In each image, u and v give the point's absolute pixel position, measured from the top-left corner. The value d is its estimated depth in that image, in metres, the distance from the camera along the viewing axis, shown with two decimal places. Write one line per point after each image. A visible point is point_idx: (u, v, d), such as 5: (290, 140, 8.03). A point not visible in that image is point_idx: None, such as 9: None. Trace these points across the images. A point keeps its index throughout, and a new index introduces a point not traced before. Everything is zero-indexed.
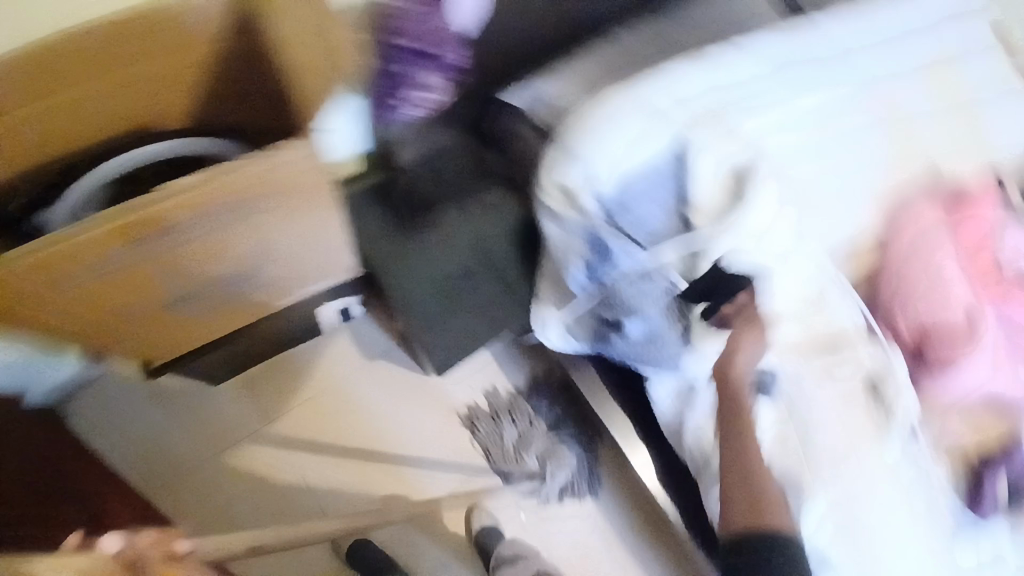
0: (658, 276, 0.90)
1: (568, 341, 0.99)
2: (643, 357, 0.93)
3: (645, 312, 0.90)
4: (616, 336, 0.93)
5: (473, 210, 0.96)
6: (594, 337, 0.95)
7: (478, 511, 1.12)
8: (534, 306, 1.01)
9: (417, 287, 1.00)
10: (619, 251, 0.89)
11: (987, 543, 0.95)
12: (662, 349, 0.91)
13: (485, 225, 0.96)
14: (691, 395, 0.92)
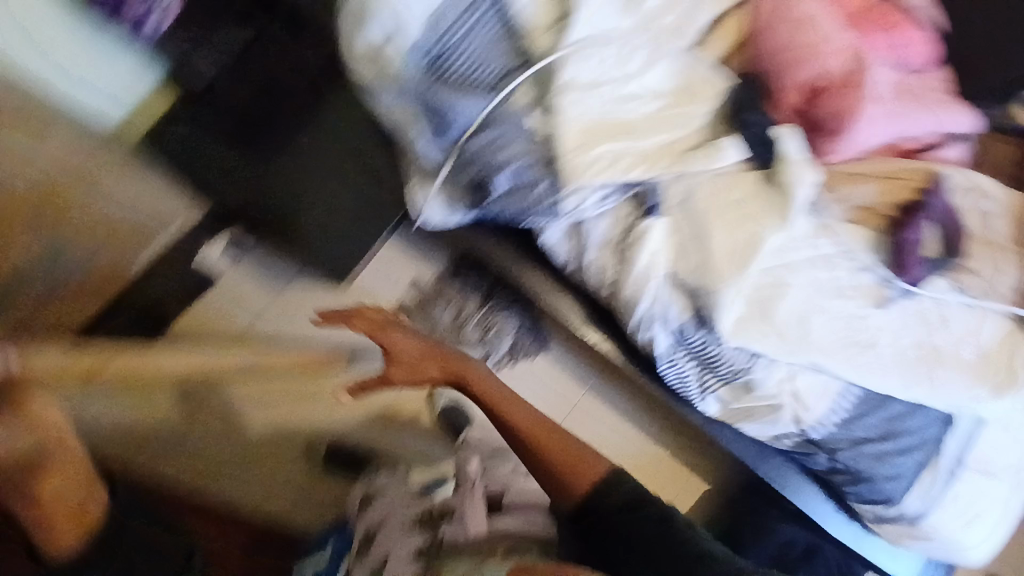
0: (506, 117, 0.81)
1: (452, 215, 0.93)
2: (519, 210, 0.84)
3: (502, 162, 0.82)
4: (486, 197, 0.86)
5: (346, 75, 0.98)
6: (470, 204, 0.89)
7: (440, 395, 1.15)
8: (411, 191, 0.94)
9: (289, 202, 0.97)
10: (455, 104, 0.81)
11: (920, 302, 0.92)
12: (534, 194, 0.82)
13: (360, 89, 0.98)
14: (583, 230, 0.87)
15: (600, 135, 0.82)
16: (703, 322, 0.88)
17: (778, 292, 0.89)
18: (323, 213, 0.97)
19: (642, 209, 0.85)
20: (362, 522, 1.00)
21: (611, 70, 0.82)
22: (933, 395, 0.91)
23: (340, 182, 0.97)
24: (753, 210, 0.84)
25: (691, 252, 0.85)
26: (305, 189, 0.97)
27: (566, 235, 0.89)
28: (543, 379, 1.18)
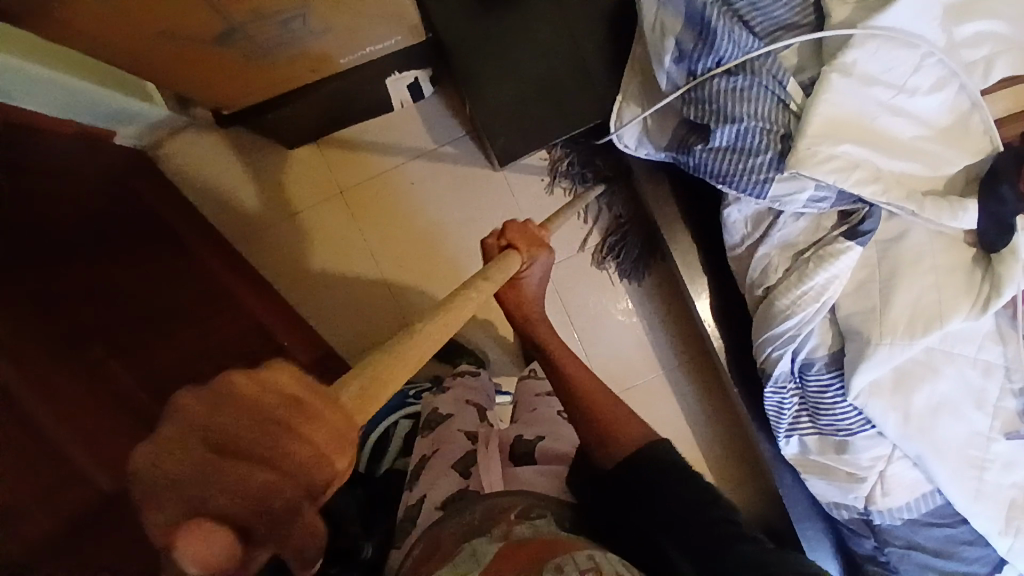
0: (767, 70, 0.76)
1: (644, 145, 0.88)
2: (727, 172, 0.78)
3: (740, 114, 0.76)
4: (699, 143, 0.80)
5: None
6: (673, 143, 0.84)
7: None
8: (615, 103, 0.89)
9: (485, 61, 0.91)
10: (725, 35, 0.75)
11: None
12: (751, 162, 0.77)
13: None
14: (772, 222, 0.82)
15: (849, 133, 0.76)
16: (836, 366, 0.85)
17: (925, 371, 0.83)
18: (510, 86, 0.92)
19: (847, 230, 0.80)
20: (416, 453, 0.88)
21: (890, 75, 0.77)
22: (1007, 542, 0.86)
23: (547, 63, 0.91)
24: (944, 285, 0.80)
25: (866, 296, 0.82)
26: (511, 53, 0.91)
27: (750, 220, 0.84)
28: (629, 341, 1.14)
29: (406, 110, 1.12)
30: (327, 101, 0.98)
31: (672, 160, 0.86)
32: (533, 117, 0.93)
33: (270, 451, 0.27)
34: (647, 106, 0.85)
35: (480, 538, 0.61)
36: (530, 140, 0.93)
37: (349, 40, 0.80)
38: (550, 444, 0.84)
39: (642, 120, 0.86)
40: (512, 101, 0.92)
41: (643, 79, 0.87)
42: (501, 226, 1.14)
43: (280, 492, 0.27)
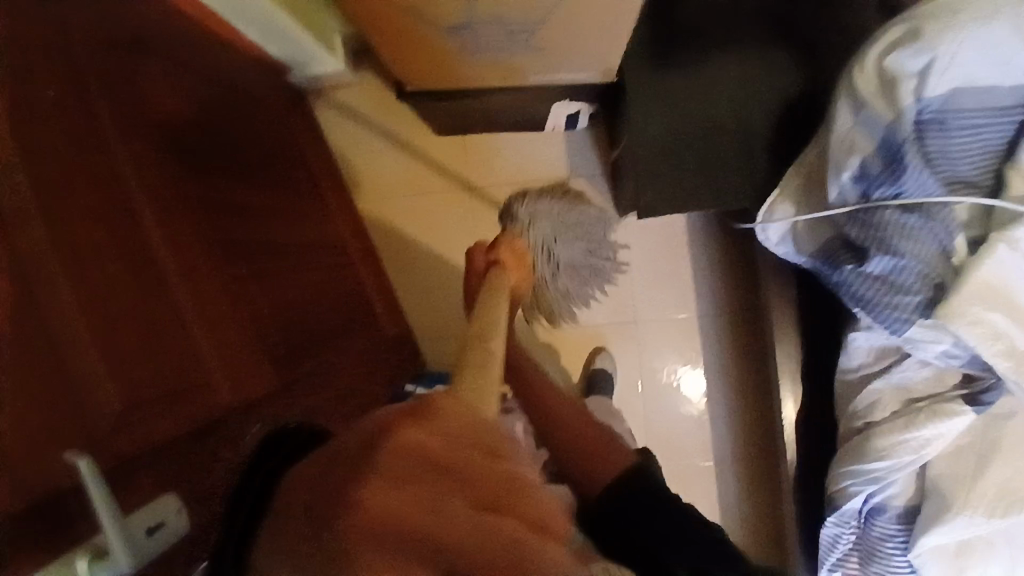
0: (943, 218, 0.76)
1: (785, 244, 0.88)
2: (871, 298, 0.79)
3: (903, 251, 0.75)
4: (850, 263, 0.81)
5: (800, 46, 0.91)
6: (822, 253, 0.84)
7: (606, 355, 1.11)
8: (769, 196, 0.89)
9: (659, 116, 0.91)
10: (914, 172, 0.74)
11: None
12: (899, 299, 0.77)
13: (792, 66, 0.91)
14: (897, 361, 0.82)
15: (1002, 304, 0.74)
16: (908, 521, 0.84)
17: (986, 549, 0.80)
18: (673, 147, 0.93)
19: (967, 393, 0.79)
20: None
21: None
22: None
23: (717, 137, 0.92)
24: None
25: (961, 462, 0.81)
26: (685, 117, 0.92)
27: (874, 351, 0.84)
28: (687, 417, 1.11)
29: (553, 134, 1.14)
30: (493, 104, 1.01)
31: (813, 266, 0.86)
32: (687, 183, 0.93)
33: (481, 502, 0.35)
34: (805, 209, 0.86)
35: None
36: (680, 203, 0.93)
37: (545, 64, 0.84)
38: None
39: (793, 221, 0.86)
40: (673, 163, 0.93)
41: (806, 179, 0.86)
42: (600, 272, 1.12)
43: (516, 529, 0.35)
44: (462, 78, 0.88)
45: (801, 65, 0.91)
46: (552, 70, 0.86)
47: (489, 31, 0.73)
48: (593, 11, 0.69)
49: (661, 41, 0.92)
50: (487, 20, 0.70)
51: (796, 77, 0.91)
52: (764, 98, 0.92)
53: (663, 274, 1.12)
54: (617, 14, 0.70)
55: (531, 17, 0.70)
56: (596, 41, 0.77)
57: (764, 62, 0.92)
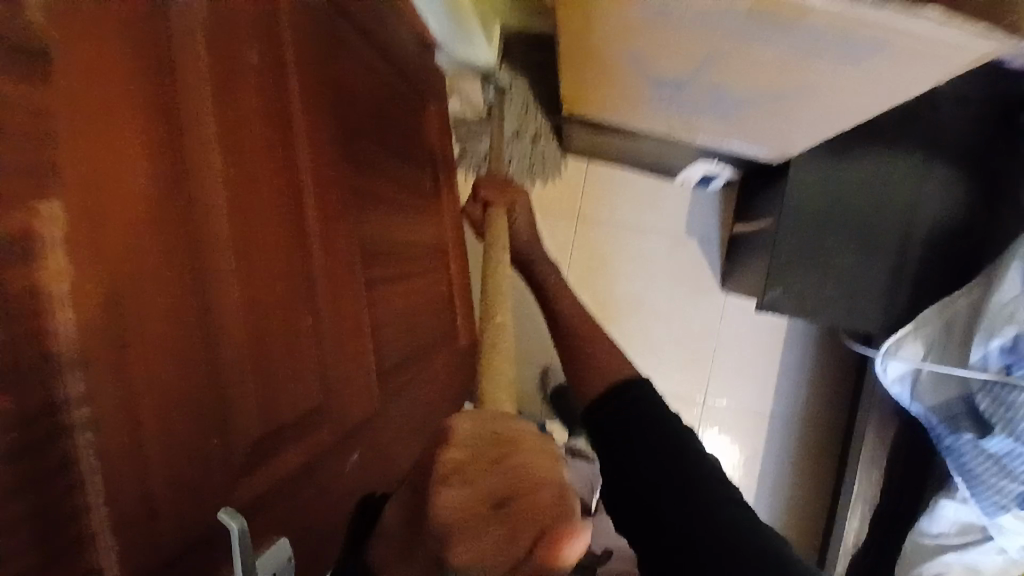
0: None
1: (900, 385, 0.84)
2: (977, 473, 0.77)
3: None
4: (969, 432, 0.77)
5: (978, 191, 0.87)
6: (941, 411, 0.80)
7: None
8: (901, 327, 0.83)
9: (806, 216, 0.87)
10: None
11: None
12: (1005, 483, 0.75)
13: (965, 209, 0.87)
14: (979, 541, 0.79)
15: None
16: None
17: None
18: (811, 251, 0.88)
19: None
20: None
21: None
22: None
23: (861, 256, 0.87)
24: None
25: None
26: (834, 223, 0.87)
27: (957, 524, 0.81)
28: None
29: (681, 187, 1.08)
30: (634, 147, 0.96)
31: (923, 414, 0.83)
32: (821, 290, 0.88)
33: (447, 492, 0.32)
34: (934, 356, 0.82)
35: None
36: (810, 306, 0.89)
37: (719, 133, 0.79)
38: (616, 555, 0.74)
39: (917, 366, 0.83)
40: (812, 265, 0.88)
41: (943, 326, 0.82)
42: (684, 339, 1.09)
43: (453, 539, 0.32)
44: (630, 119, 0.82)
45: (974, 212, 0.86)
46: (726, 135, 0.81)
47: (698, 90, 0.67)
48: (820, 104, 0.64)
49: (839, 144, 0.87)
50: (707, 77, 0.65)
51: (965, 221, 0.87)
52: (926, 230, 0.87)
53: (742, 359, 1.08)
54: (841, 111, 0.65)
55: (756, 91, 0.64)
56: (790, 136, 0.73)
57: (939, 195, 0.87)
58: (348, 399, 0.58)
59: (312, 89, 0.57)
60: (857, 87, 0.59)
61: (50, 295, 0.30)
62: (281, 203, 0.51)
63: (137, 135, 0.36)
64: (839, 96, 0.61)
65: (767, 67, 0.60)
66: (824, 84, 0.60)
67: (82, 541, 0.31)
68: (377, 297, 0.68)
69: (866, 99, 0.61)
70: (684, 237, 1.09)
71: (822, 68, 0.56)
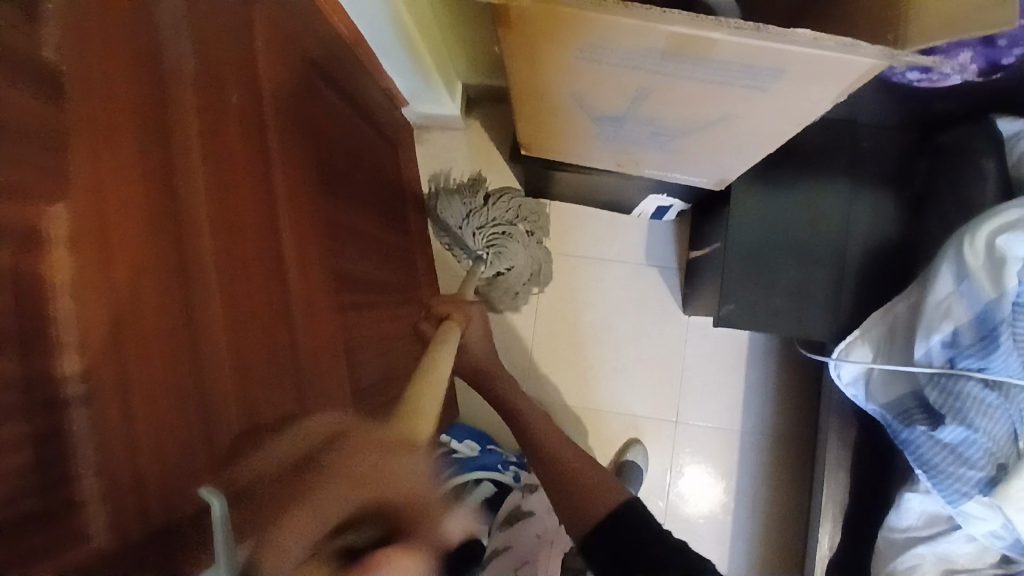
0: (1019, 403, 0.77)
1: (855, 386, 0.90)
2: (937, 464, 0.79)
3: (978, 426, 0.76)
4: (922, 425, 0.81)
5: (905, 205, 0.95)
6: (895, 407, 0.85)
7: (640, 448, 1.10)
8: (850, 334, 0.89)
9: (752, 236, 0.95)
10: (1005, 354, 0.75)
11: None
12: (963, 471, 0.77)
13: (896, 222, 0.95)
14: (946, 531, 0.82)
15: None
16: None
17: None
18: (760, 267, 0.94)
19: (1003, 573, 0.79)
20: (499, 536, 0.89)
21: None
22: None
23: (806, 270, 0.94)
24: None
25: None
26: (778, 241, 0.95)
27: (924, 517, 0.84)
28: (700, 516, 1.10)
29: (638, 220, 1.16)
30: (591, 184, 1.04)
31: (879, 413, 0.87)
32: (773, 303, 0.94)
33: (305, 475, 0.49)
34: (882, 357, 0.87)
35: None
36: (764, 320, 0.95)
37: (662, 165, 0.87)
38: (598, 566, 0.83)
39: (868, 368, 0.88)
40: (762, 280, 0.94)
41: (886, 328, 0.87)
42: (653, 363, 1.14)
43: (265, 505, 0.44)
44: (581, 156, 0.90)
45: (903, 223, 0.94)
46: (667, 168, 0.88)
47: (632, 127, 0.75)
48: (741, 133, 0.72)
49: (774, 171, 0.95)
50: (636, 117, 0.73)
51: (897, 232, 0.94)
52: (861, 243, 0.94)
53: (710, 379, 1.13)
54: (760, 141, 0.73)
55: (681, 126, 0.72)
56: (723, 160, 0.81)
57: (870, 211, 0.95)
58: (323, 410, 0.62)
59: (287, 131, 0.64)
60: (766, 119, 0.66)
61: (54, 283, 0.34)
62: (258, 227, 0.56)
63: (132, 157, 0.41)
64: (756, 126, 0.69)
65: (686, 106, 0.67)
66: (740, 115, 0.67)
67: (75, 506, 0.35)
68: (350, 321, 0.72)
69: (778, 128, 0.69)
70: (644, 266, 1.16)
71: (732, 102, 0.64)
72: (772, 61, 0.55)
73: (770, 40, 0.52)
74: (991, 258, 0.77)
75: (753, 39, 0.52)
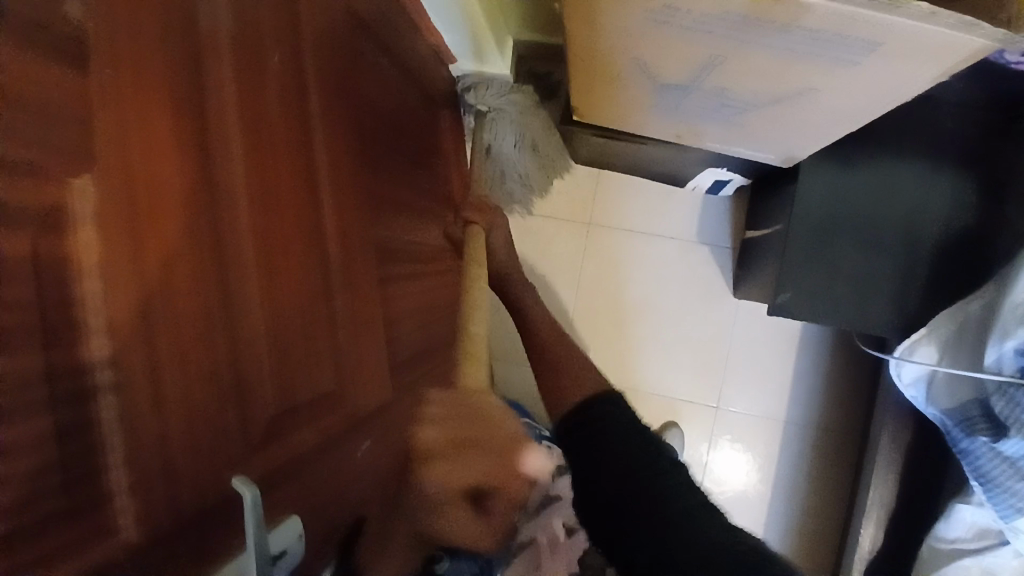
0: None
1: (916, 387, 0.84)
2: (994, 477, 0.75)
3: None
4: (984, 435, 0.75)
5: (993, 194, 0.86)
6: (957, 413, 0.79)
7: (677, 430, 1.05)
8: (915, 332, 0.83)
9: (817, 219, 0.88)
10: None
11: None
12: (1019, 486, 0.73)
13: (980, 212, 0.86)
14: (994, 546, 0.78)
15: None
16: None
17: None
18: (820, 254, 0.88)
19: None
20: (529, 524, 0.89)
21: None
22: None
23: (873, 259, 0.87)
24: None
25: None
26: (845, 225, 0.88)
27: (974, 529, 0.79)
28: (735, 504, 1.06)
29: (692, 194, 1.10)
30: (645, 154, 0.98)
31: (938, 417, 0.81)
32: (831, 292, 0.88)
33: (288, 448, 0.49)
34: (949, 358, 0.81)
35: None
36: (821, 310, 0.89)
37: (725, 139, 0.80)
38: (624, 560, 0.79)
39: (931, 369, 0.82)
40: (821, 267, 0.88)
41: (956, 327, 0.81)
42: (697, 344, 1.09)
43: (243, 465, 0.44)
44: (640, 126, 0.84)
45: (988, 214, 0.86)
46: (731, 142, 0.81)
47: (702, 97, 0.69)
48: (823, 111, 0.64)
49: (848, 148, 0.88)
50: (707, 88, 0.66)
51: (980, 224, 0.86)
52: (938, 233, 0.87)
53: (756, 364, 1.08)
54: (844, 119, 0.65)
55: (757, 99, 0.65)
56: (797, 138, 0.74)
57: (952, 198, 0.87)
58: (359, 387, 0.61)
59: (330, 93, 0.60)
60: (856, 96, 0.59)
61: (81, 267, 0.32)
62: (298, 196, 0.53)
63: (165, 126, 0.38)
64: (843, 104, 0.61)
65: (766, 78, 0.60)
66: (826, 92, 0.60)
67: (103, 500, 0.33)
68: (390, 294, 0.70)
69: (870, 108, 0.62)
70: (695, 243, 1.10)
71: (822, 76, 0.57)
72: (875, 34, 0.48)
73: (879, 11, 0.46)
74: None
75: (858, 9, 0.46)
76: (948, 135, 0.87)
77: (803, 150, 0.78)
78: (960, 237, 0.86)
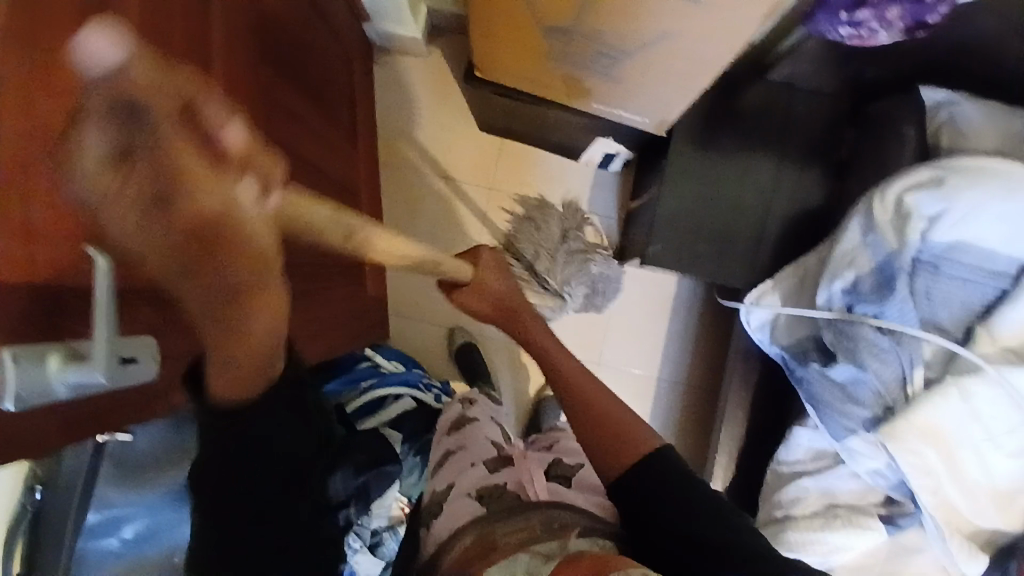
0: (909, 349, 0.83)
1: (762, 331, 0.95)
2: (825, 400, 0.85)
3: (867, 366, 0.83)
4: (817, 363, 0.87)
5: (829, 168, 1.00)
6: (794, 347, 0.90)
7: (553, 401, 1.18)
8: (763, 284, 0.95)
9: (687, 182, 0.99)
10: (899, 301, 0.82)
11: None
12: (850, 408, 0.83)
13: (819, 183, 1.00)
14: (830, 466, 0.87)
15: (936, 441, 0.81)
16: None
17: None
18: (686, 211, 0.99)
19: (885, 512, 0.84)
20: (446, 442, 0.86)
21: (991, 423, 0.82)
22: None
23: (731, 219, 0.99)
24: (960, 520, 0.83)
25: None
26: (709, 190, 0.99)
27: (811, 452, 0.89)
28: None
29: (584, 167, 1.19)
30: (543, 119, 1.06)
31: (778, 356, 0.93)
32: (693, 247, 1.00)
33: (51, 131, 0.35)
34: (788, 303, 0.93)
35: (538, 547, 0.60)
36: (687, 262, 1.00)
37: (609, 96, 0.90)
38: (584, 473, 0.79)
39: (775, 312, 0.93)
40: (687, 227, 0.99)
41: (794, 277, 0.93)
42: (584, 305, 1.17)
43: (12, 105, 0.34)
44: (535, 82, 0.92)
45: (826, 183, 1.00)
46: (614, 100, 0.90)
47: (583, 42, 0.77)
48: (685, 58, 0.74)
49: (713, 122, 0.99)
50: (584, 31, 0.75)
51: (818, 193, 1.00)
52: (785, 199, 1.00)
53: (632, 324, 1.17)
54: (701, 70, 0.76)
55: (626, 43, 0.74)
56: (666, 95, 0.85)
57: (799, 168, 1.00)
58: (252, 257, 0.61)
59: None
60: (706, 39, 0.69)
61: None
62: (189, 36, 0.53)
63: None
64: (698, 48, 0.71)
65: (632, 17, 0.69)
66: (683, 33, 0.70)
67: None
68: None
69: (720, 56, 0.72)
70: (586, 212, 1.19)
71: (676, 13, 0.66)
72: None
73: None
74: (894, 215, 0.84)
75: None
76: (796, 116, 1.01)
77: (673, 109, 0.88)
78: (802, 203, 0.99)
